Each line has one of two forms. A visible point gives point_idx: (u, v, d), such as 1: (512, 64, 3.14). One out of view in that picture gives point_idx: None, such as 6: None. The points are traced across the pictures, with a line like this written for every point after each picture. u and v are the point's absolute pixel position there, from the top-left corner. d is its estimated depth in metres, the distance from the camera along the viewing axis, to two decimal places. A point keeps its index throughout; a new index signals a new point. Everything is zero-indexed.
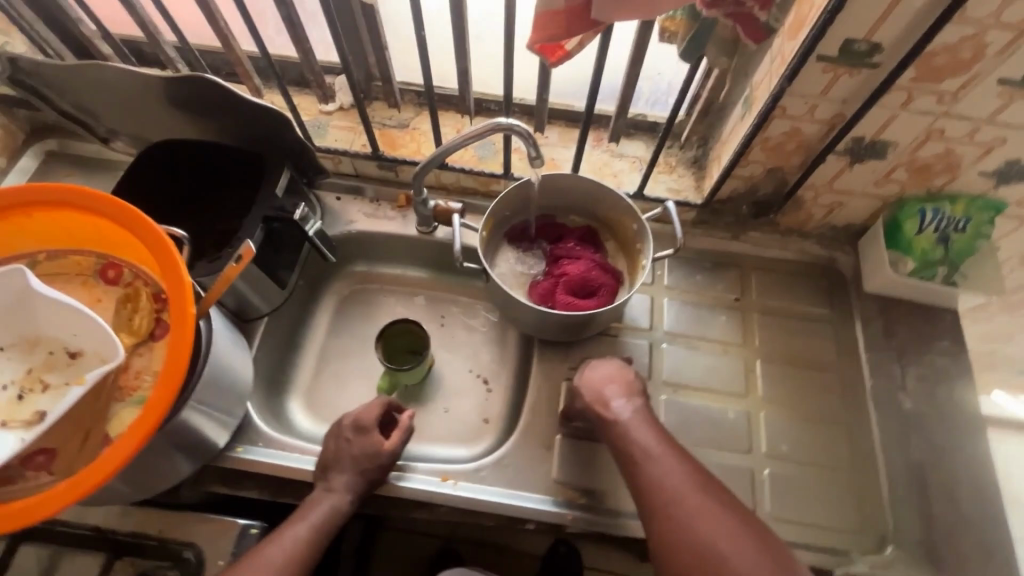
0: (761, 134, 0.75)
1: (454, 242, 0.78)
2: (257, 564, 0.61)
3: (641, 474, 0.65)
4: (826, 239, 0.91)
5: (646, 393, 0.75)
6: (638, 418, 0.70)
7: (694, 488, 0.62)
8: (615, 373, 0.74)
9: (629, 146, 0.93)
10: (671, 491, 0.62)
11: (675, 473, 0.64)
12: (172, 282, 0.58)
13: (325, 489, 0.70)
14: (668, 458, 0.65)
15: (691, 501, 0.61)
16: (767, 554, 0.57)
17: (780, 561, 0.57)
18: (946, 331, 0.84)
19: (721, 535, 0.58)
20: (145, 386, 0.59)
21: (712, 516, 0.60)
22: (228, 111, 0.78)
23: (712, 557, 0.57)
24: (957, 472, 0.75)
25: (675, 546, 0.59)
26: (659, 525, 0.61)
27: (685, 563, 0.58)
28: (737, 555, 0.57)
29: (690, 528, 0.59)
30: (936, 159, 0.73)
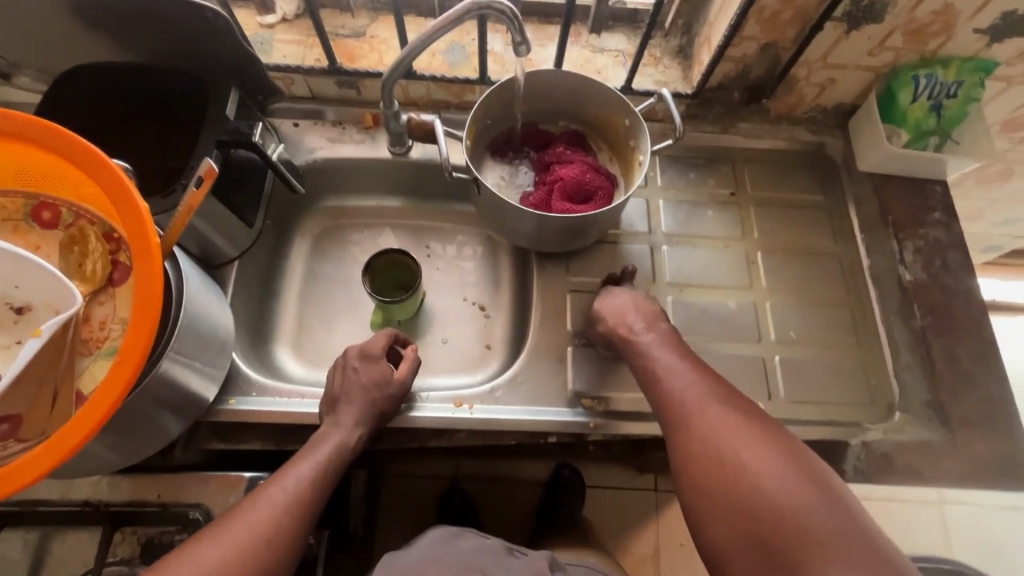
0: (757, 3, 0.70)
1: (439, 151, 0.71)
2: (260, 504, 0.57)
3: (661, 389, 0.62)
4: (816, 123, 0.89)
5: (669, 321, 0.71)
6: (660, 341, 0.67)
7: (715, 400, 0.58)
8: (634, 299, 0.72)
9: (610, 40, 0.86)
10: (693, 403, 0.59)
11: (696, 386, 0.60)
12: (126, 213, 0.50)
13: (333, 423, 0.65)
14: (689, 373, 0.62)
15: (711, 412, 0.57)
16: (795, 464, 0.51)
17: (811, 473, 0.50)
18: (938, 203, 0.84)
19: (743, 447, 0.53)
20: (114, 337, 0.52)
21: (734, 427, 0.55)
22: (155, 19, 0.66)
23: (732, 467, 0.52)
24: (955, 334, 0.77)
25: (694, 458, 0.55)
26: (680, 441, 0.57)
27: (704, 475, 0.54)
28: (760, 465, 0.51)
29: (710, 440, 0.55)
30: (934, 17, 0.70)
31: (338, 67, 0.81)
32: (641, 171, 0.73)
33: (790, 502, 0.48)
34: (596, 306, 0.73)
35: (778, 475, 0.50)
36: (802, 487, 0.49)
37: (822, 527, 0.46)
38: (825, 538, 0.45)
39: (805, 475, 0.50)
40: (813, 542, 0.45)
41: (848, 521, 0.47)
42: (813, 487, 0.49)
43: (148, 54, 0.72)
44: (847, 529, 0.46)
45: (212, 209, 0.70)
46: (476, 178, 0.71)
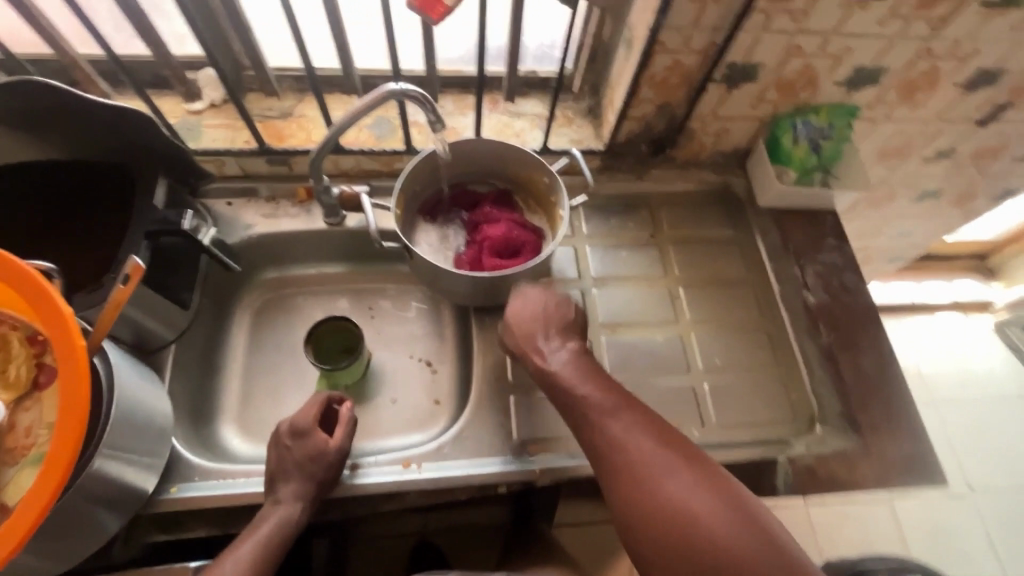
0: (647, 71, 0.78)
1: (368, 223, 0.75)
2: None
3: (599, 434, 0.63)
4: (719, 165, 0.98)
5: (583, 335, 0.75)
6: (581, 369, 0.69)
7: (650, 441, 0.60)
8: (539, 307, 0.75)
9: (526, 105, 0.94)
10: (631, 448, 0.60)
11: (632, 427, 0.62)
12: (51, 318, 0.50)
13: (273, 502, 0.65)
14: (623, 413, 0.63)
15: (650, 455, 0.59)
16: (729, 501, 0.55)
17: (743, 506, 0.55)
18: (831, 230, 0.94)
19: (682, 491, 0.56)
20: (41, 442, 0.51)
21: (673, 469, 0.58)
22: (75, 120, 0.68)
23: (677, 513, 0.55)
24: (860, 346, 0.85)
25: (640, 507, 0.57)
26: (624, 489, 0.59)
27: (653, 524, 0.56)
28: (702, 509, 0.55)
29: (654, 485, 0.57)
30: (799, 74, 0.80)
31: (268, 148, 0.84)
32: (562, 225, 0.78)
33: (733, 542, 0.53)
34: (506, 319, 0.75)
35: (718, 516, 0.54)
36: (739, 523, 0.54)
37: (760, 559, 0.52)
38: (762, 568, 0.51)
39: (739, 509, 0.55)
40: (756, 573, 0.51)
41: (777, 545, 0.53)
42: (749, 522, 0.54)
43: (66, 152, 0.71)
44: (777, 551, 0.52)
45: (143, 296, 0.71)
46: (406, 245, 0.75)
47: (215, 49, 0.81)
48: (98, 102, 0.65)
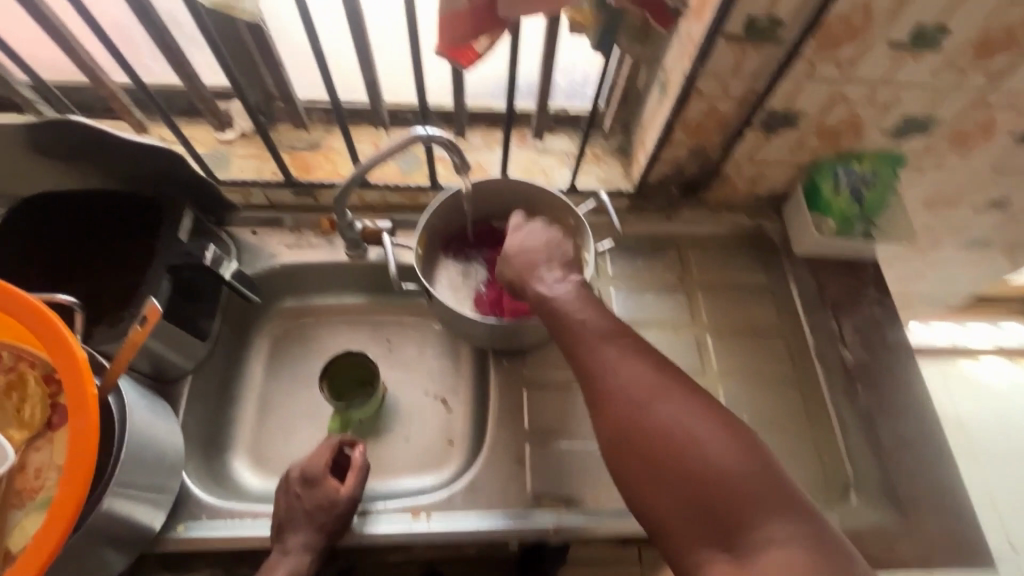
0: (681, 116, 0.75)
1: (389, 263, 0.75)
2: None
3: (596, 363, 0.57)
4: (752, 208, 0.95)
5: (583, 272, 0.70)
6: (583, 303, 0.63)
7: (640, 363, 0.56)
8: (538, 238, 0.70)
9: (555, 142, 0.92)
10: (626, 376, 0.55)
11: (632, 360, 0.56)
12: (61, 362, 0.49)
13: (280, 551, 0.64)
14: (623, 345, 0.57)
15: (637, 374, 0.55)
16: (721, 424, 0.50)
17: (738, 432, 0.50)
18: (871, 282, 0.89)
19: (678, 414, 0.51)
20: (49, 485, 0.51)
21: (672, 396, 0.53)
22: (106, 154, 0.69)
23: (674, 438, 0.50)
24: (899, 410, 0.80)
25: (630, 432, 0.52)
26: (615, 413, 0.53)
27: (641, 448, 0.51)
28: (700, 433, 0.50)
29: (638, 404, 0.53)
30: (842, 122, 0.76)
31: (295, 180, 0.85)
32: (586, 270, 0.76)
33: (730, 469, 0.47)
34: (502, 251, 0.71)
35: (715, 439, 0.49)
36: (729, 446, 0.49)
37: (760, 488, 0.47)
38: (762, 498, 0.46)
39: (731, 433, 0.50)
40: (742, 499, 0.46)
41: (772, 475, 0.48)
42: (740, 445, 0.49)
43: (95, 182, 0.73)
44: (768, 479, 0.47)
45: (163, 329, 0.71)
46: (425, 288, 0.73)
47: (247, 82, 0.81)
48: (132, 139, 0.67)
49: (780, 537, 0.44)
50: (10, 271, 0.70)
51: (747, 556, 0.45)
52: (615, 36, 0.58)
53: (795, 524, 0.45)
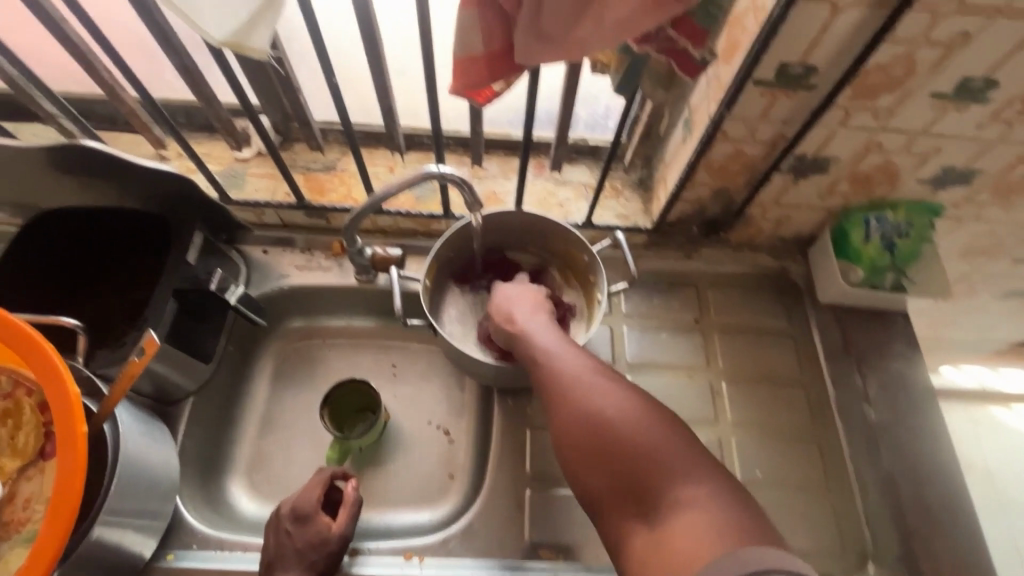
0: (705, 157, 0.72)
1: (394, 296, 0.72)
2: None
3: (541, 365, 0.62)
4: (777, 249, 0.91)
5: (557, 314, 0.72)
6: (539, 319, 0.67)
7: (585, 368, 0.59)
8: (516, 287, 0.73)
9: (573, 173, 0.89)
10: (566, 374, 0.59)
11: (572, 359, 0.61)
12: (55, 396, 0.48)
13: None
14: (564, 348, 0.62)
15: (583, 377, 0.58)
16: (651, 412, 0.54)
17: (665, 418, 0.54)
18: (900, 334, 0.85)
19: (607, 401, 0.55)
20: (37, 518, 0.50)
21: (603, 385, 0.57)
22: (119, 175, 0.69)
23: (605, 423, 0.54)
24: (923, 477, 0.76)
25: (567, 424, 0.56)
26: (557, 410, 0.57)
27: (576, 436, 0.55)
28: (625, 416, 0.54)
29: (581, 403, 0.56)
30: (876, 170, 0.72)
31: (307, 203, 0.83)
32: (598, 312, 0.73)
33: (655, 446, 0.51)
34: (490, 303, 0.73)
35: (637, 419, 0.53)
36: (655, 428, 0.53)
37: (678, 459, 0.50)
38: (679, 466, 0.50)
39: (658, 418, 0.54)
40: (667, 471, 0.50)
41: (692, 450, 0.51)
42: (665, 428, 0.53)
43: (102, 200, 0.73)
44: (688, 452, 0.51)
45: (167, 352, 0.71)
46: (430, 324, 0.72)
47: (265, 102, 0.79)
48: (146, 164, 0.67)
49: (693, 495, 0.48)
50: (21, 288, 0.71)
51: (665, 519, 0.48)
52: (638, 80, 0.55)
53: (709, 485, 0.49)
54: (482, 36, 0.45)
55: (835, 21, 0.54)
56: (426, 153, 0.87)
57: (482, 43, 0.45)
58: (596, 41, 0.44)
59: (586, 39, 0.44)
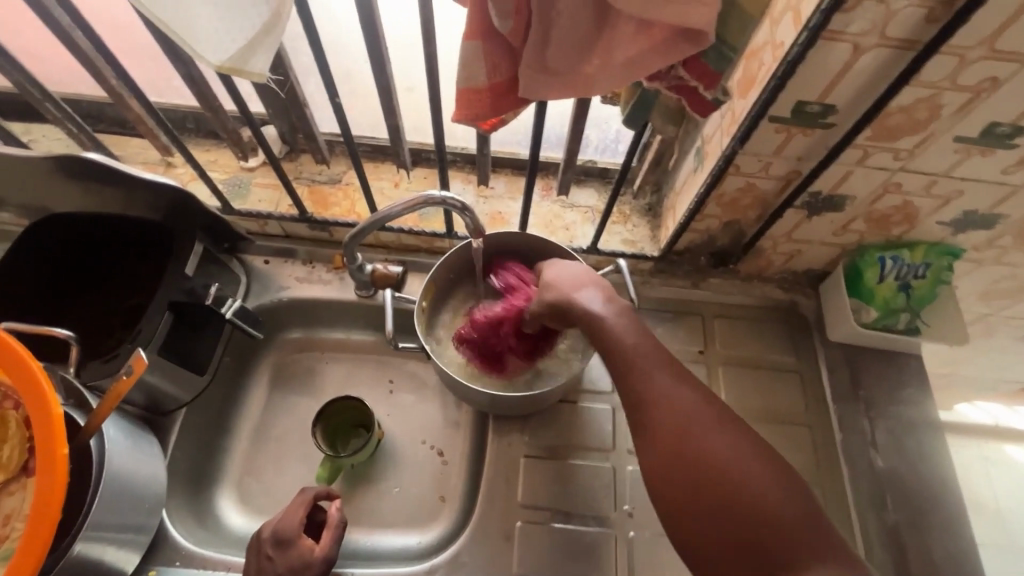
0: (715, 190, 0.70)
1: (386, 319, 0.71)
2: None
3: (641, 384, 0.54)
4: (787, 282, 0.88)
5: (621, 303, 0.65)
6: (625, 320, 0.58)
7: (692, 395, 0.52)
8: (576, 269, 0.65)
9: (581, 195, 0.88)
10: (678, 402, 0.52)
11: (681, 386, 0.53)
12: (39, 416, 0.48)
13: None
14: (667, 368, 0.55)
15: (690, 406, 0.51)
16: (769, 463, 0.48)
17: (782, 470, 0.48)
18: (912, 379, 0.82)
19: (726, 447, 0.49)
20: (15, 536, 0.50)
21: (714, 423, 0.50)
22: (120, 184, 0.68)
23: (722, 470, 0.48)
24: (930, 532, 0.73)
25: (676, 458, 0.49)
26: (662, 440, 0.50)
27: (687, 475, 0.48)
28: (746, 468, 0.48)
29: (689, 438, 0.49)
30: (895, 210, 0.69)
31: (310, 216, 0.83)
32: None
33: (779, 506, 0.46)
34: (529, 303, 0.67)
35: (760, 472, 0.48)
36: (777, 484, 0.47)
37: (808, 529, 0.45)
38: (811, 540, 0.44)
39: (777, 470, 0.48)
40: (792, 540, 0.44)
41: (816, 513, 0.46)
42: (786, 484, 0.47)
43: (103, 206, 0.72)
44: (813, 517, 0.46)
45: (161, 364, 0.70)
46: (425, 349, 0.70)
47: (272, 114, 0.78)
48: (144, 177, 0.67)
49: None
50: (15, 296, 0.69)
51: None
52: (648, 114, 0.54)
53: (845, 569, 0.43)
54: (486, 68, 0.44)
55: (856, 61, 0.51)
56: (431, 168, 0.86)
57: (486, 76, 0.44)
58: (604, 79, 0.42)
59: (593, 75, 0.42)
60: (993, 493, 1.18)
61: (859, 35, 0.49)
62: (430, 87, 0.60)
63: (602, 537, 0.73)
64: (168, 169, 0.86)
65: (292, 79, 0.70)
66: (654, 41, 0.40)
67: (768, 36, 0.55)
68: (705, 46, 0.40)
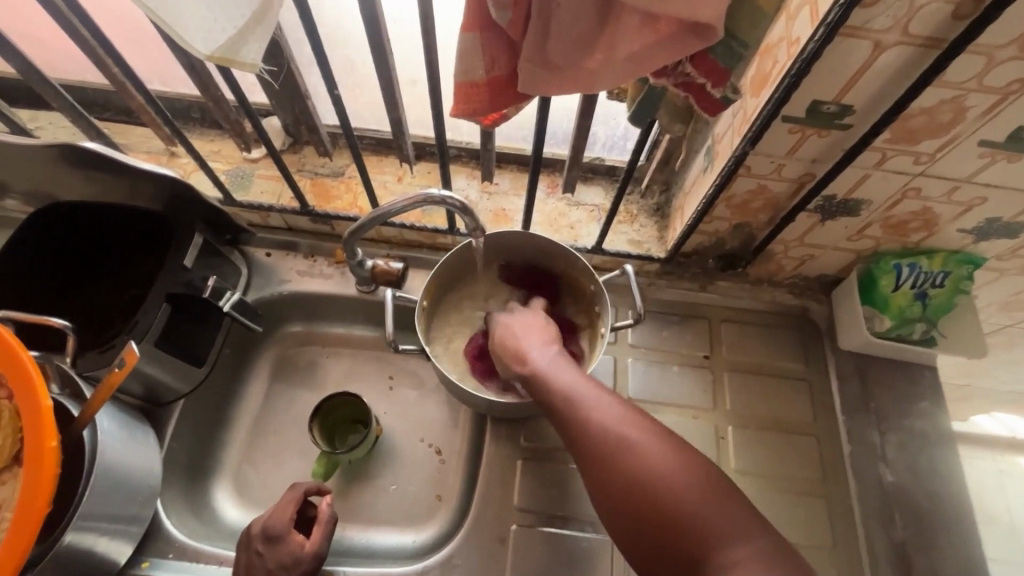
0: (725, 192, 0.68)
1: (385, 319, 0.69)
2: None
3: (569, 416, 0.54)
4: (798, 287, 0.85)
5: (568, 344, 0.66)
6: (558, 359, 0.60)
7: (616, 415, 0.52)
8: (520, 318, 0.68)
9: (587, 194, 0.86)
10: (600, 425, 0.52)
11: (606, 406, 0.53)
12: (28, 407, 0.47)
13: None
14: (594, 392, 0.55)
15: (614, 427, 0.51)
16: (692, 469, 0.47)
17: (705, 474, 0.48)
18: (926, 391, 0.79)
19: (647, 456, 0.48)
20: (4, 525, 0.50)
21: (639, 438, 0.50)
22: (120, 173, 0.68)
23: (643, 483, 0.47)
24: (940, 550, 0.71)
25: (604, 485, 0.49)
26: (591, 467, 0.50)
27: (615, 498, 0.48)
28: (665, 472, 0.47)
29: (614, 459, 0.49)
30: (913, 216, 0.66)
31: (311, 209, 0.82)
32: (599, 346, 0.69)
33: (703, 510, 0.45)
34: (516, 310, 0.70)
35: (682, 479, 0.47)
36: (700, 490, 0.46)
37: (725, 520, 0.44)
38: (731, 530, 0.44)
39: (702, 476, 0.47)
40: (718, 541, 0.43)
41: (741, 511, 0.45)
42: (709, 487, 0.46)
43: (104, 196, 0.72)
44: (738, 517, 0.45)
45: (158, 355, 0.70)
46: (422, 347, 0.69)
47: (275, 105, 0.77)
48: (143, 167, 0.66)
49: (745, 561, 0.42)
50: (16, 286, 0.70)
51: None
52: (655, 113, 0.52)
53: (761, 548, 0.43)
54: (485, 61, 0.42)
55: (876, 60, 0.49)
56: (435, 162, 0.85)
57: (483, 70, 0.42)
58: (607, 74, 0.40)
59: (596, 70, 0.40)
60: (1010, 507, 1.14)
61: (880, 32, 0.46)
62: (430, 81, 0.58)
63: (598, 545, 0.71)
64: (171, 159, 0.85)
65: (292, 69, 0.69)
66: (661, 35, 0.38)
67: (783, 31, 0.52)
68: (714, 41, 0.38)
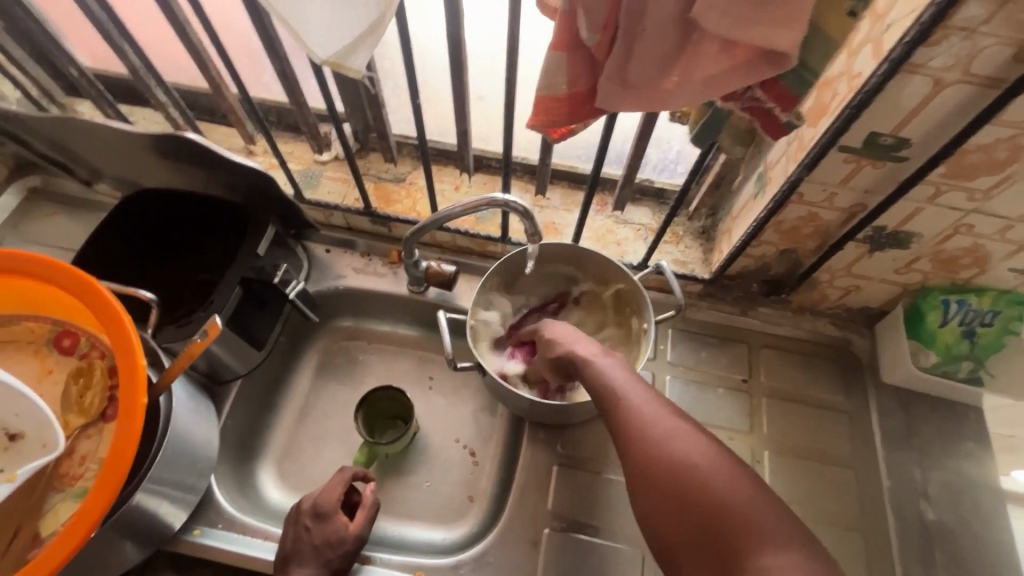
0: (775, 217, 0.70)
1: (444, 338, 0.71)
2: None
3: (613, 405, 0.55)
4: (840, 318, 0.86)
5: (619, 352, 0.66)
6: (608, 357, 0.60)
7: (662, 412, 0.52)
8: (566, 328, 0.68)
9: (635, 213, 0.89)
10: (645, 413, 0.52)
11: (649, 400, 0.54)
12: (126, 362, 0.52)
13: None
14: (640, 388, 0.55)
15: (659, 422, 0.51)
16: (734, 466, 0.47)
17: (748, 474, 0.47)
18: (968, 433, 0.78)
19: (688, 449, 0.48)
20: (88, 475, 0.54)
21: (684, 433, 0.50)
22: (209, 164, 0.74)
23: (682, 471, 0.47)
24: None
25: (645, 471, 0.49)
26: (633, 453, 0.51)
27: (654, 484, 0.48)
28: (712, 467, 0.47)
29: (656, 448, 0.49)
30: (963, 253, 0.67)
31: (373, 210, 0.87)
32: (646, 345, 0.71)
33: (743, 505, 0.44)
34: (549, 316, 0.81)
35: (723, 475, 0.46)
36: (743, 487, 0.45)
37: (766, 518, 0.43)
38: (770, 530, 0.42)
39: (745, 474, 0.46)
40: (755, 533, 0.42)
41: (782, 512, 0.44)
42: (752, 485, 0.45)
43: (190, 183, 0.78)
44: (779, 516, 0.43)
45: (227, 335, 0.74)
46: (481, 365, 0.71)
47: (350, 112, 0.82)
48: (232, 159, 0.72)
49: (783, 565, 0.40)
50: (105, 263, 0.76)
51: None
52: (718, 135, 0.55)
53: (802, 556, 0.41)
54: (568, 78, 0.46)
55: (936, 96, 0.51)
56: (491, 176, 0.90)
57: (565, 85, 0.46)
58: (682, 95, 0.44)
59: (670, 91, 0.44)
60: None
61: (941, 70, 0.49)
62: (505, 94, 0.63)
63: (629, 557, 0.72)
64: (250, 156, 0.92)
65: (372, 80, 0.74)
66: (737, 61, 0.42)
67: (844, 66, 0.55)
68: (787, 68, 0.41)
